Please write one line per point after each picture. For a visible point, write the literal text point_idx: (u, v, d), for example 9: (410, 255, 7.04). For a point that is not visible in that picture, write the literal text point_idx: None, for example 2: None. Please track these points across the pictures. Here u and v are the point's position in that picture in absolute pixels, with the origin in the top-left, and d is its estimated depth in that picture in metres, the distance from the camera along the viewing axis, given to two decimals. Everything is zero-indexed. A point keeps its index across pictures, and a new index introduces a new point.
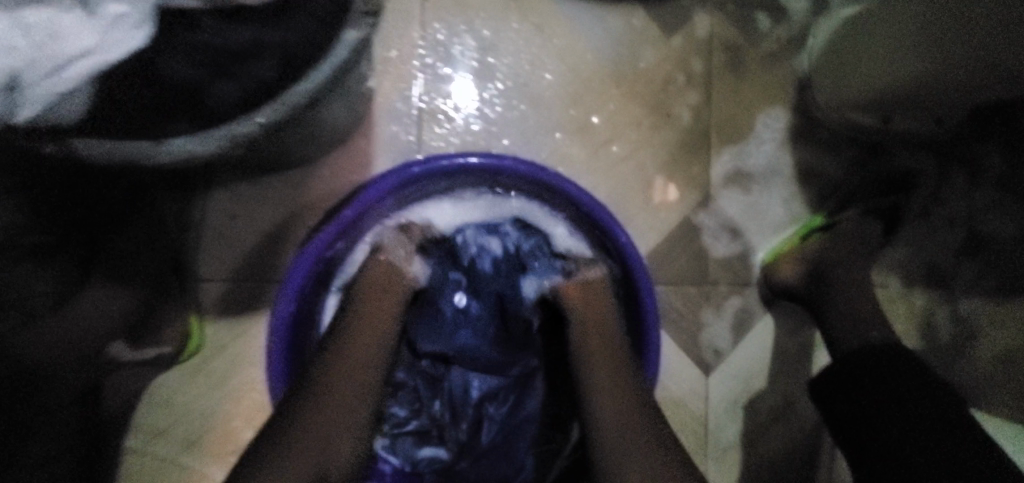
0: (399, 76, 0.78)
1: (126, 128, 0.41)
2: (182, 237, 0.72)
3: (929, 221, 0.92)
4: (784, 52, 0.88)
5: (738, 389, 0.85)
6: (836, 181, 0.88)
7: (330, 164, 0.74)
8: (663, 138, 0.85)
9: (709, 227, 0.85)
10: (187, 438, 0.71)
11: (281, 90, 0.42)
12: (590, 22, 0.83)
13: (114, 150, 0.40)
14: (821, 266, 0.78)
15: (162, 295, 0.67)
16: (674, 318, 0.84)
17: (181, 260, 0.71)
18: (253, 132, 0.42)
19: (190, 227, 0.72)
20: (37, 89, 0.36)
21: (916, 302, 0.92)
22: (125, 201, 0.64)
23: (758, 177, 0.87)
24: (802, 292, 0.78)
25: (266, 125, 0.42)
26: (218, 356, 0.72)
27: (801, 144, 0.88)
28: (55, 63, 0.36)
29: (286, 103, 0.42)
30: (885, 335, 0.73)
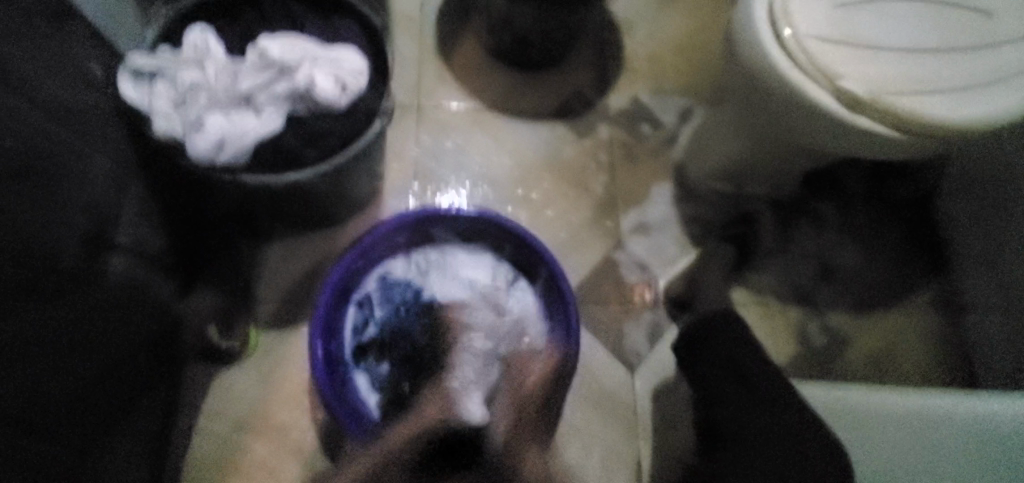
0: (402, 170, 1.18)
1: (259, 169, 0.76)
2: (250, 272, 1.04)
3: (790, 255, 1.24)
4: (663, 147, 1.29)
5: (657, 382, 1.10)
6: (711, 226, 1.23)
7: (353, 224, 1.11)
8: (583, 204, 1.22)
9: (624, 262, 1.18)
10: (239, 418, 0.97)
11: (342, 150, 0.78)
12: (528, 133, 1.25)
13: (262, 179, 0.75)
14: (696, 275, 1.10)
15: (235, 305, 1.01)
16: (604, 329, 1.13)
17: (249, 288, 1.03)
18: (326, 170, 0.77)
19: (256, 266, 1.05)
20: (236, 142, 0.72)
21: (791, 316, 1.20)
22: (219, 241, 1.03)
23: (656, 227, 1.21)
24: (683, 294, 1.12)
25: (333, 166, 0.77)
26: (267, 357, 1.01)
27: (685, 205, 1.24)
28: (245, 133, 0.72)
29: (347, 153, 0.78)
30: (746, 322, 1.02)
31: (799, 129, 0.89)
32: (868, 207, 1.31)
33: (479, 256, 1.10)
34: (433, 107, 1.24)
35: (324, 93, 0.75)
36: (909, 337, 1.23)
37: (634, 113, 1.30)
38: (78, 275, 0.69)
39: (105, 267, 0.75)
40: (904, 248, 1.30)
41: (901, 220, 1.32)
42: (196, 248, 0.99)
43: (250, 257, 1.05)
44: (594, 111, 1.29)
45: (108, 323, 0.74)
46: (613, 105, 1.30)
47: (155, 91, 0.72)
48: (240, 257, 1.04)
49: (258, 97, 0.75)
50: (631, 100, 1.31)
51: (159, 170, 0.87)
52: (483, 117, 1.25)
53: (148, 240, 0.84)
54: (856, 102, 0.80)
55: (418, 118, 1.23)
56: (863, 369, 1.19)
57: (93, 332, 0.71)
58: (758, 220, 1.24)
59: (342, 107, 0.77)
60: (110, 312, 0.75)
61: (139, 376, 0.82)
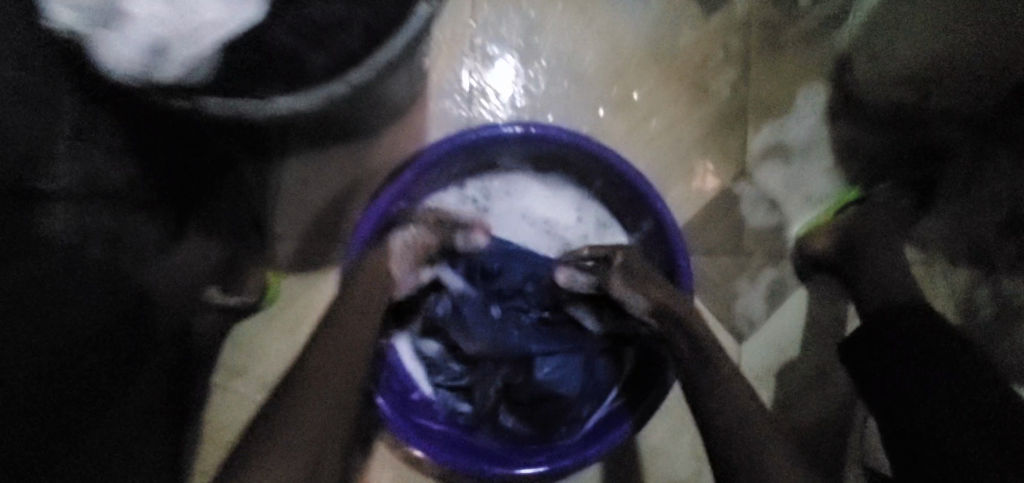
0: (452, 58, 0.85)
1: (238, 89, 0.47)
2: (260, 201, 0.80)
3: (979, 198, 0.90)
4: (822, 30, 0.90)
5: (769, 355, 0.89)
6: (876, 157, 0.89)
7: (389, 135, 0.82)
8: (700, 114, 0.88)
9: (748, 198, 0.89)
10: (266, 376, 0.82)
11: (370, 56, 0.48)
12: (631, 3, 0.87)
13: (230, 107, 0.47)
14: (854, 238, 0.81)
15: (246, 247, 0.78)
16: (709, 286, 0.89)
17: (260, 222, 0.80)
18: (345, 92, 0.49)
19: (268, 191, 0.81)
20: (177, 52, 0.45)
21: (957, 278, 0.92)
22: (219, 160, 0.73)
23: (796, 152, 0.89)
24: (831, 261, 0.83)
25: (355, 85, 0.48)
26: (292, 305, 0.82)
27: (840, 121, 0.90)
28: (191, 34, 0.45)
29: (374, 65, 0.48)
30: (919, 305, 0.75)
31: None
32: None
33: (559, 191, 0.83)
34: None
35: None
36: None
37: None
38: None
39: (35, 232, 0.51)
40: None
41: None
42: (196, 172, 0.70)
43: (258, 181, 0.80)
44: None
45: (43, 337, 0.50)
46: None
47: None
48: (247, 181, 0.78)
49: None
50: None
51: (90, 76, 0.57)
52: None
53: (106, 173, 0.58)
54: None
55: None
56: None
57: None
58: (942, 155, 0.90)
59: None
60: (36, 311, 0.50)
61: (120, 352, 0.60)
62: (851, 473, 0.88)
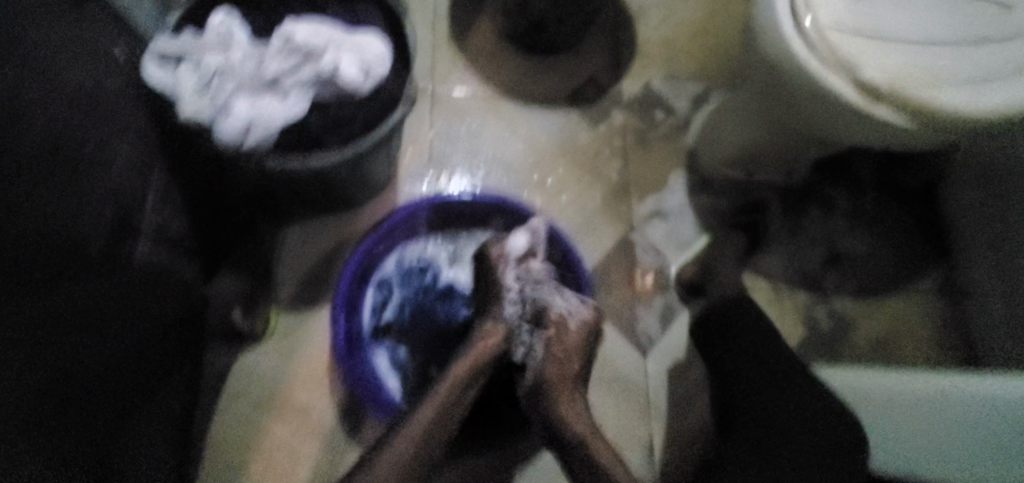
0: (417, 155, 1.18)
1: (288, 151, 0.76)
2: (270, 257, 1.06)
3: (800, 242, 1.26)
4: (676, 132, 1.29)
5: (668, 363, 1.13)
6: (728, 216, 1.24)
7: (369, 208, 1.12)
8: (596, 189, 1.23)
9: (640, 245, 1.20)
10: (265, 394, 1.00)
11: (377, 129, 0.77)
12: (542, 118, 1.25)
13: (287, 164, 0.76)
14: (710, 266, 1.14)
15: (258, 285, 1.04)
16: (616, 313, 1.16)
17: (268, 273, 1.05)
18: (362, 149, 0.77)
19: (275, 250, 1.06)
20: (261, 130, 0.72)
21: (798, 301, 1.23)
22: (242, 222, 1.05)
23: (668, 213, 1.23)
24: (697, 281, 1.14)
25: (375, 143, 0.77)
26: (289, 336, 1.03)
27: (697, 192, 1.26)
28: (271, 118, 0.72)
29: (381, 132, 0.78)
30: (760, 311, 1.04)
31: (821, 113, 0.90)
32: (879, 194, 1.32)
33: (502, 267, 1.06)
34: (448, 91, 1.23)
35: (349, 77, 0.75)
36: (915, 322, 1.26)
37: (648, 98, 1.30)
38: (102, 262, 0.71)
39: (130, 253, 0.76)
40: (912, 235, 1.31)
41: (909, 207, 1.33)
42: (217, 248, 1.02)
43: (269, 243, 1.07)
44: (607, 96, 1.29)
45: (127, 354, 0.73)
46: (626, 91, 1.30)
47: (179, 80, 0.71)
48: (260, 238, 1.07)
49: (283, 82, 0.74)
50: (644, 85, 1.31)
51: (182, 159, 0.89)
52: (496, 102, 1.24)
53: (174, 227, 0.87)
54: (878, 94, 0.82)
55: (431, 102, 1.22)
56: (868, 354, 1.22)
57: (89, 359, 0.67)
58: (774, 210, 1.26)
59: (363, 90, 0.77)
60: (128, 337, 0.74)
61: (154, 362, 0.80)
62: None
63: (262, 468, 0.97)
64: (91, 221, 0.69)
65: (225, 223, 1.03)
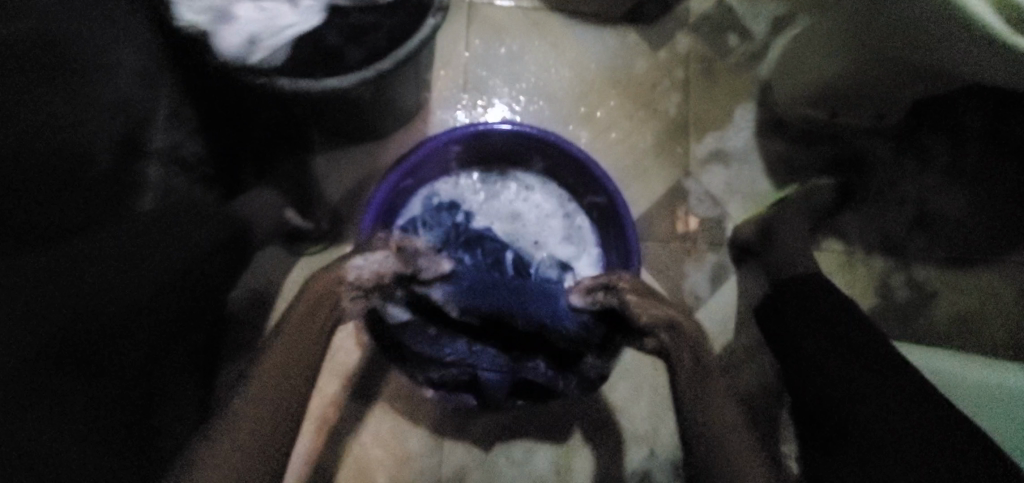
0: (450, 80, 1.06)
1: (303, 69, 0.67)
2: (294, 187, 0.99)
3: (886, 199, 1.10)
4: (748, 64, 1.11)
5: (716, 325, 1.04)
6: (801, 166, 1.09)
7: (396, 138, 1.02)
8: (650, 127, 1.09)
9: (696, 193, 1.07)
10: (288, 330, 0.97)
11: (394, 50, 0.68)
12: (593, 41, 1.10)
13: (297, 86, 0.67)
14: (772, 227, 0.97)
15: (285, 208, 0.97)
16: (661, 268, 1.05)
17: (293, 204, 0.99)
18: (376, 75, 0.68)
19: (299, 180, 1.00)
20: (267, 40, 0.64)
21: (873, 267, 1.09)
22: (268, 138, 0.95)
23: (729, 157, 1.08)
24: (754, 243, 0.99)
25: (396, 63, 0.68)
26: (311, 273, 0.98)
27: (764, 136, 1.10)
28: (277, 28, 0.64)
29: (401, 54, 0.68)
30: None
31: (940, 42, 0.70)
32: (988, 146, 1.12)
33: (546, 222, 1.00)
34: (489, 5, 1.08)
35: None
36: (1009, 299, 1.09)
37: (720, 20, 1.11)
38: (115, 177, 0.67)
39: (142, 175, 0.72)
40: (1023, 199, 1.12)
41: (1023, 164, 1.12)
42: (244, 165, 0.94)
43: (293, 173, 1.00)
44: (671, 17, 1.11)
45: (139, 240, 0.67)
46: (695, 10, 1.11)
47: None
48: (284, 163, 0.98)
49: None
50: (715, 4, 1.12)
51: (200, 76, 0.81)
52: (542, 20, 1.09)
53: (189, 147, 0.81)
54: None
55: (469, 18, 1.08)
56: (948, 330, 1.08)
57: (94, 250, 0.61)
58: (866, 160, 1.10)
59: None
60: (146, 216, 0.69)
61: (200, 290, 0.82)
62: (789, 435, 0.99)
63: None
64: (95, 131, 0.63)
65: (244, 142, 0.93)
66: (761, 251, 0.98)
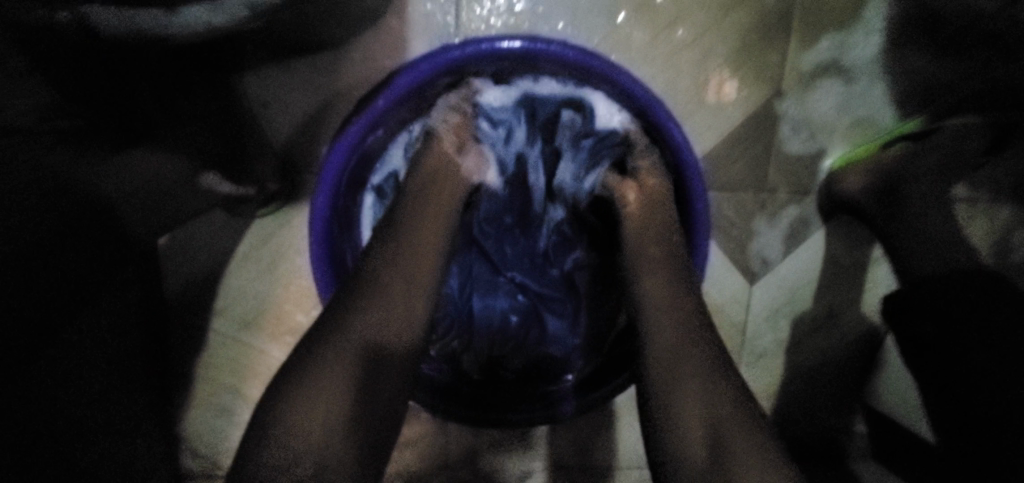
0: None
1: None
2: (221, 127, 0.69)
3: None
4: None
5: (784, 296, 0.82)
6: (937, 84, 0.78)
7: (361, 48, 0.69)
8: (733, 20, 0.74)
9: (789, 118, 0.78)
10: (244, 315, 0.76)
11: None
12: None
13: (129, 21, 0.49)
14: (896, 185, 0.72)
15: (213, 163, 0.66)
16: (725, 225, 0.80)
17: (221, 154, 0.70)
18: None
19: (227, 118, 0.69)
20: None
21: (1000, 219, 0.83)
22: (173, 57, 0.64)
23: (848, 70, 0.77)
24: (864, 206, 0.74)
25: None
26: (266, 241, 0.74)
27: (899, 40, 0.77)
28: None
29: None
30: (965, 261, 0.67)
31: None
32: None
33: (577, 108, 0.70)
34: None
35: None
36: None
37: None
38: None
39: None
40: None
41: None
42: (134, 102, 0.63)
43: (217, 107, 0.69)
44: None
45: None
46: None
47: None
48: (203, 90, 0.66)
49: None
50: None
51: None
52: None
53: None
54: None
55: None
56: None
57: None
58: None
59: None
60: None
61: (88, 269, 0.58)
62: (856, 417, 0.85)
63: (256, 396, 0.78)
64: None
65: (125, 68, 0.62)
66: (872, 219, 0.74)
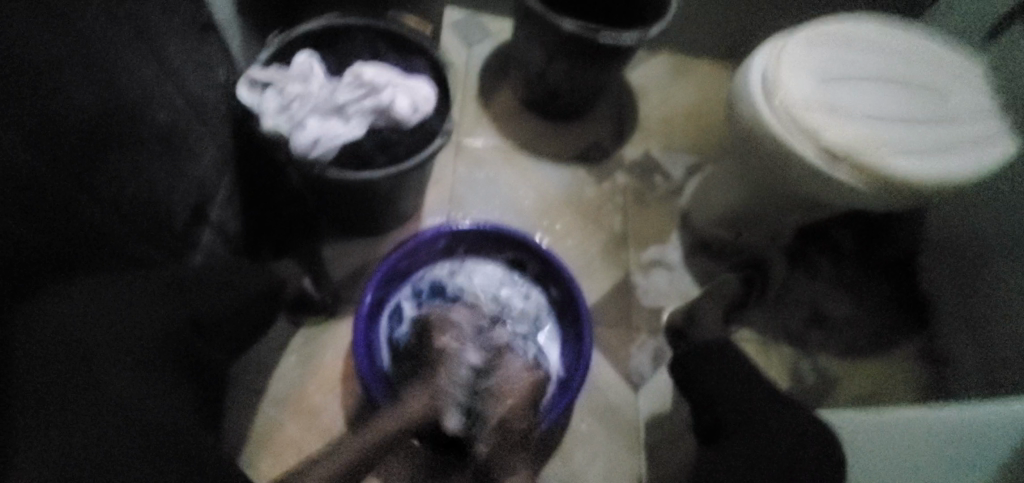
0: (439, 194, 1.33)
1: (353, 164, 0.92)
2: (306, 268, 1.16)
3: (787, 301, 1.36)
4: (670, 196, 1.45)
5: (659, 401, 1.20)
6: (717, 274, 1.36)
7: (396, 234, 1.25)
8: (599, 237, 1.36)
9: (642, 287, 1.32)
10: (278, 396, 1.06)
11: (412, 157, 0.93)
12: (554, 173, 1.42)
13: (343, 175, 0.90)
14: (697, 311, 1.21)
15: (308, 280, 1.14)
16: (612, 351, 1.24)
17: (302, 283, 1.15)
18: (395, 172, 0.92)
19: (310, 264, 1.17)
20: (325, 141, 0.87)
21: (783, 353, 1.31)
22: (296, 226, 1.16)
23: (669, 265, 1.35)
24: (686, 327, 1.21)
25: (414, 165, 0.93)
26: (310, 342, 1.11)
27: (692, 251, 1.38)
28: (335, 136, 0.88)
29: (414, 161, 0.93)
30: None
31: (788, 171, 1.05)
32: (857, 264, 1.45)
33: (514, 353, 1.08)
34: (474, 144, 1.41)
35: (402, 112, 0.92)
36: (896, 385, 1.32)
37: (647, 165, 1.48)
38: (173, 241, 0.83)
39: (197, 239, 0.89)
40: (892, 302, 1.41)
41: (887, 275, 1.45)
42: (271, 244, 1.13)
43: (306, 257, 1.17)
44: (612, 160, 1.47)
45: (218, 285, 0.82)
46: (629, 156, 1.48)
47: (268, 101, 0.88)
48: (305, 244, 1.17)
49: (348, 108, 0.90)
50: (644, 153, 1.49)
51: (243, 165, 1.04)
52: (514, 157, 1.42)
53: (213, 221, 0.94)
54: (838, 157, 0.98)
55: (457, 152, 1.39)
56: (852, 411, 1.27)
57: (160, 279, 0.75)
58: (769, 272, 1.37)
59: (412, 123, 0.94)
60: (216, 271, 0.85)
61: (232, 335, 0.84)
62: None
63: (269, 463, 1.01)
64: (179, 199, 0.84)
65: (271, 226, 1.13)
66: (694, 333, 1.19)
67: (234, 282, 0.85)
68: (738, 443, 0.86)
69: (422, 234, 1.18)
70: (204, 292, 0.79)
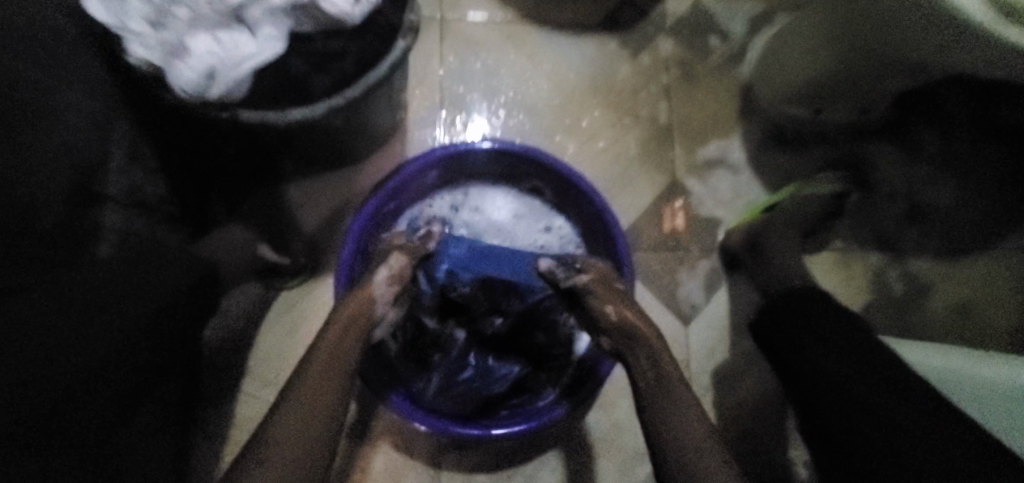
0: (425, 98, 1.02)
1: (285, 95, 0.64)
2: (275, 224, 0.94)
3: (880, 195, 1.08)
4: (728, 64, 1.10)
5: (713, 333, 1.02)
6: (793, 170, 1.07)
7: (373, 162, 0.98)
8: (636, 132, 1.06)
9: (698, 194, 1.05)
10: (269, 373, 0.92)
11: (363, 77, 0.65)
12: (571, 50, 1.07)
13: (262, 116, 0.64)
14: (758, 236, 0.96)
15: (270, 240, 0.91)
16: (656, 280, 1.03)
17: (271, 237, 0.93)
18: (342, 104, 0.65)
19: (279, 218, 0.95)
20: (224, 75, 0.58)
21: (868, 263, 1.08)
22: (246, 172, 0.90)
23: (733, 166, 1.06)
24: (742, 254, 0.98)
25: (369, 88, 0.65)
26: (293, 307, 0.94)
27: (759, 141, 1.07)
28: (233, 63, 0.58)
29: (366, 83, 0.65)
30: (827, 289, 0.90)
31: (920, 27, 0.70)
32: (972, 132, 1.11)
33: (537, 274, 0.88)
34: (460, 19, 1.05)
35: (333, 5, 0.59)
36: (1005, 286, 1.08)
37: (697, 22, 1.10)
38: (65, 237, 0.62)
39: (97, 220, 0.66)
40: (1010, 182, 1.11)
41: (1008, 148, 1.12)
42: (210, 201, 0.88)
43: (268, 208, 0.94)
44: (650, 21, 1.09)
45: (106, 305, 0.60)
46: (672, 13, 1.10)
47: (125, 5, 0.57)
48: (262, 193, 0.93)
49: (251, 12, 0.58)
50: (692, 6, 1.10)
51: (148, 112, 0.75)
52: (517, 32, 1.06)
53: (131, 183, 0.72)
54: (1010, 9, 0.62)
55: (440, 32, 1.04)
56: (945, 322, 1.07)
57: (12, 319, 0.52)
58: (863, 160, 1.08)
59: (354, 20, 0.61)
60: (112, 271, 0.62)
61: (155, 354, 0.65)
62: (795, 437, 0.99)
63: None
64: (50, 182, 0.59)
65: (210, 177, 0.88)
66: (753, 263, 0.96)
67: (141, 288, 0.63)
68: (833, 415, 0.71)
69: (404, 163, 0.89)
70: (90, 324, 0.58)
